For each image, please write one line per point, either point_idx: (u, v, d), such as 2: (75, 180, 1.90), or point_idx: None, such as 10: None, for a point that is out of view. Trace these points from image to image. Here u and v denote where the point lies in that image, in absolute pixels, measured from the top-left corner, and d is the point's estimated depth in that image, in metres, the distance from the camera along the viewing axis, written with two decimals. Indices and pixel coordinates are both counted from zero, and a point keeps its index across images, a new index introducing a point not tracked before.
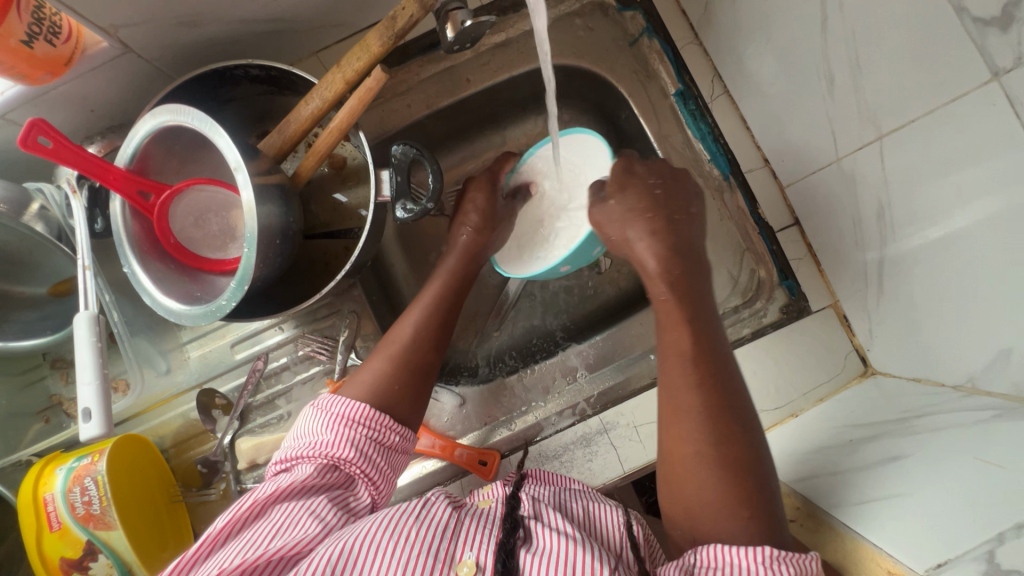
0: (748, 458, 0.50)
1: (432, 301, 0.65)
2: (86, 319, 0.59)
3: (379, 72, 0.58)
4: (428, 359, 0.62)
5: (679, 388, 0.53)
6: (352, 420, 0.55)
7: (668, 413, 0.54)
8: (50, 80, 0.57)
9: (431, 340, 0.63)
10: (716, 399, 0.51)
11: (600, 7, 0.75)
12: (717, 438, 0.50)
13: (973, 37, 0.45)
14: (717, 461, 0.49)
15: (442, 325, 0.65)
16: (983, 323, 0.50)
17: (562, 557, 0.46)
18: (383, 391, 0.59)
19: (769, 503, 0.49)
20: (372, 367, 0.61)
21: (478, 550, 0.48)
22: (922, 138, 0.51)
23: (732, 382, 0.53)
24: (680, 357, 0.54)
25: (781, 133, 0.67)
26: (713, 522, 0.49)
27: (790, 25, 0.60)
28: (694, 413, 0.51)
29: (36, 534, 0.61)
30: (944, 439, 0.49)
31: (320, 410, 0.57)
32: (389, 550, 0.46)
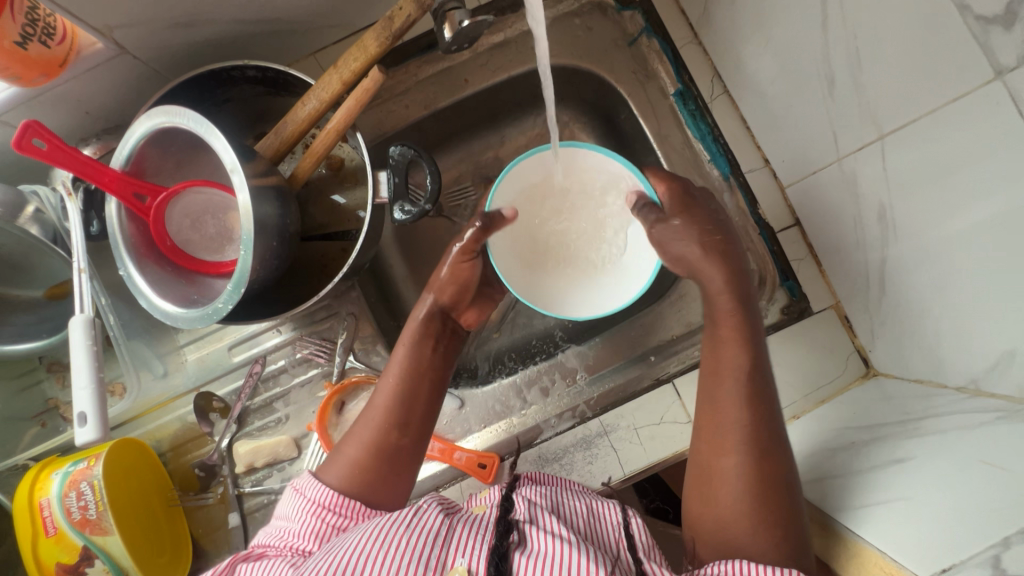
0: (785, 478, 0.51)
1: (403, 379, 0.61)
2: (81, 322, 0.58)
3: (377, 73, 0.58)
4: (401, 438, 0.59)
5: (729, 409, 0.54)
6: (323, 507, 0.53)
7: (711, 432, 0.54)
8: (45, 82, 0.57)
9: (405, 412, 0.59)
10: (762, 426, 0.52)
11: (598, 7, 0.74)
12: (760, 456, 0.51)
13: (975, 35, 0.45)
14: (754, 479, 0.50)
15: (417, 404, 0.60)
16: (986, 324, 0.50)
17: (556, 562, 0.45)
18: (349, 483, 0.56)
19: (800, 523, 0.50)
20: (342, 457, 0.58)
21: (471, 555, 0.47)
22: (924, 137, 0.51)
23: (776, 411, 0.54)
24: (729, 376, 0.55)
25: (781, 133, 0.67)
26: (749, 540, 0.49)
27: (789, 24, 0.60)
28: (743, 433, 0.52)
29: (32, 539, 0.61)
30: (947, 441, 0.48)
31: (295, 492, 0.55)
32: (379, 558, 0.45)
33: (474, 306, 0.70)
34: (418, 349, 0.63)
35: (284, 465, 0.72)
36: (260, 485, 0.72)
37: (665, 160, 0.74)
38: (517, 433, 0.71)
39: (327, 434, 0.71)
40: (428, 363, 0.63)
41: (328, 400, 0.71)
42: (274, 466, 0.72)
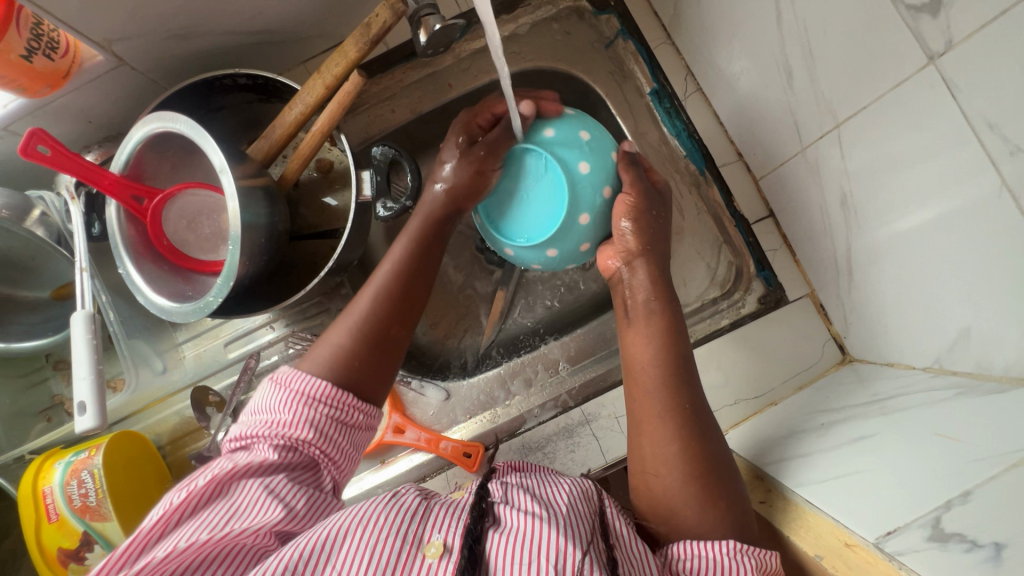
0: (720, 457, 0.54)
1: (401, 266, 0.60)
2: (82, 317, 0.61)
3: (356, 76, 0.61)
4: (397, 328, 0.59)
5: (667, 393, 0.56)
6: (311, 398, 0.52)
7: (644, 423, 0.56)
8: (49, 92, 0.61)
9: (398, 302, 0.59)
10: (688, 406, 0.55)
11: (576, 11, 0.77)
12: (695, 444, 0.54)
13: (906, 21, 0.46)
14: (693, 458, 0.53)
15: (414, 291, 0.60)
16: (944, 305, 0.52)
17: (528, 537, 0.48)
18: (340, 371, 0.55)
19: (738, 497, 0.53)
20: (326, 343, 0.56)
21: (446, 532, 0.49)
22: (875, 125, 0.53)
23: (696, 386, 0.57)
24: (661, 372, 0.57)
25: (751, 126, 0.69)
26: (693, 516, 0.52)
27: (751, 20, 0.62)
28: (666, 420, 0.55)
29: (35, 526, 0.64)
30: (907, 418, 0.50)
31: (279, 384, 0.53)
32: (360, 530, 0.47)
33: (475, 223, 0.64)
34: (415, 245, 0.61)
35: None
36: None
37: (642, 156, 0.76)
38: (501, 423, 0.73)
39: None
40: (425, 257, 0.62)
41: None
42: None
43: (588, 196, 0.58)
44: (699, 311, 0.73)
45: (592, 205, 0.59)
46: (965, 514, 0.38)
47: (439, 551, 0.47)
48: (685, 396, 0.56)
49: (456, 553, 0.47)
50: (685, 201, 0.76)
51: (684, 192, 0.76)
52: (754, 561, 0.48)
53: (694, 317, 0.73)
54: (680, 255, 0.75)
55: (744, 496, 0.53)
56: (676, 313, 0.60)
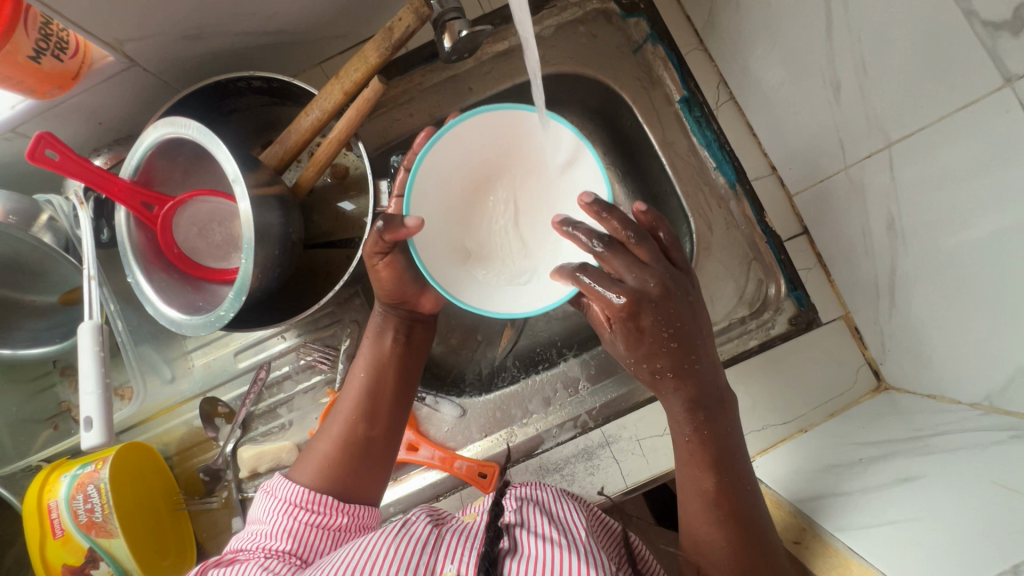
0: (745, 511, 0.52)
1: (371, 370, 0.61)
2: (90, 328, 0.59)
3: (376, 83, 0.58)
4: (369, 431, 0.59)
5: (691, 459, 0.53)
6: (294, 506, 0.53)
7: (685, 503, 0.55)
8: (58, 94, 0.59)
9: (370, 408, 0.60)
10: (722, 483, 0.53)
11: (604, 14, 0.74)
12: (719, 498, 0.52)
13: (983, 41, 0.43)
14: (717, 508, 0.52)
15: (383, 395, 0.61)
16: (1000, 341, 0.48)
17: (546, 566, 0.46)
18: (318, 476, 0.57)
19: (765, 554, 0.51)
20: (314, 456, 0.58)
21: (460, 562, 0.47)
22: (931, 146, 0.49)
23: (733, 453, 0.54)
24: (688, 451, 0.54)
25: (789, 140, 0.65)
26: (720, 563, 0.52)
27: (795, 28, 0.58)
28: (710, 502, 0.53)
29: (40, 541, 0.62)
30: (958, 460, 0.47)
31: (266, 494, 0.55)
32: (370, 564, 0.45)
33: (431, 291, 0.64)
34: (377, 342, 0.62)
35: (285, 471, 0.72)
36: None
37: (670, 167, 0.72)
38: (518, 443, 0.71)
39: None
40: (394, 357, 0.62)
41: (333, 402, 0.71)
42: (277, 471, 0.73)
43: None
44: (727, 330, 0.69)
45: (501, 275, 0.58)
46: None
47: None
48: (713, 460, 0.53)
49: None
50: (713, 218, 0.71)
51: (712, 209, 0.71)
52: None
53: (720, 337, 0.69)
54: (707, 272, 0.71)
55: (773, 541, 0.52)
56: (714, 400, 0.53)
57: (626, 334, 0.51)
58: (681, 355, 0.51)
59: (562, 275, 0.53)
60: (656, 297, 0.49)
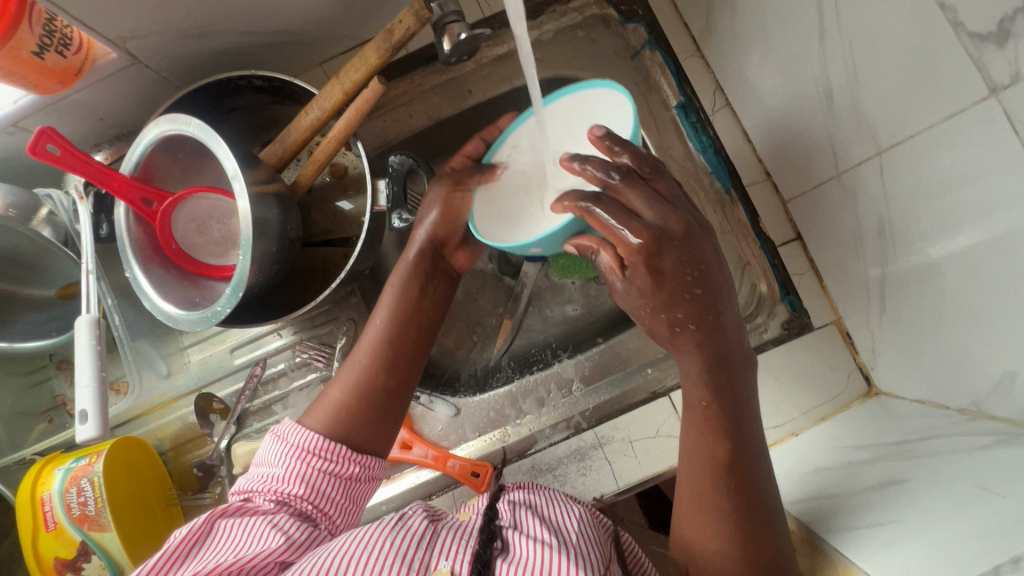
0: (759, 482, 0.50)
1: (394, 321, 0.60)
2: (86, 322, 0.59)
3: (376, 83, 0.58)
4: (389, 380, 0.58)
5: (710, 414, 0.51)
6: (307, 452, 0.53)
7: (689, 464, 0.52)
8: (61, 89, 0.59)
9: (392, 357, 0.59)
10: (737, 445, 0.51)
11: (602, 19, 0.75)
12: (735, 462, 0.50)
13: (971, 53, 0.44)
14: (734, 471, 0.50)
15: (406, 346, 0.60)
16: (988, 347, 0.49)
17: (537, 566, 0.46)
18: (333, 420, 0.55)
19: (774, 533, 0.49)
20: (327, 398, 0.57)
21: (454, 558, 0.47)
22: (920, 154, 0.50)
23: (750, 420, 0.52)
24: (703, 410, 0.52)
25: (783, 146, 0.66)
26: (719, 526, 0.49)
27: (789, 36, 0.59)
28: (718, 466, 0.50)
29: (33, 534, 0.62)
30: (944, 464, 0.47)
31: (277, 438, 0.55)
32: (364, 556, 0.45)
33: (465, 249, 0.67)
34: (407, 291, 0.62)
35: None
36: None
37: (666, 172, 0.73)
38: (511, 443, 0.72)
39: None
40: (420, 310, 0.62)
41: None
42: None
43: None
44: None
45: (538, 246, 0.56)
46: None
47: None
48: (733, 420, 0.51)
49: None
50: (708, 220, 0.72)
51: (708, 209, 0.72)
52: None
53: None
54: None
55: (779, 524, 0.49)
56: (732, 357, 0.53)
57: (644, 279, 0.51)
58: (701, 304, 0.51)
59: (568, 206, 0.52)
60: (678, 236, 0.50)
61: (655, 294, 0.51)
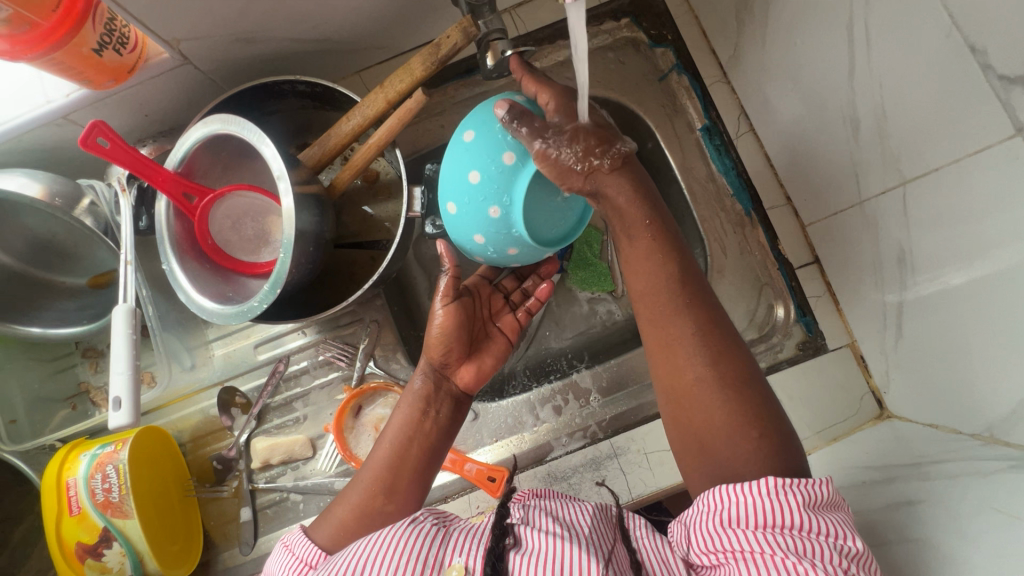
0: (731, 350, 0.52)
1: (398, 440, 0.59)
2: (124, 312, 0.61)
3: (420, 94, 0.61)
4: (387, 503, 0.57)
5: (661, 293, 0.55)
6: (305, 565, 0.52)
7: (660, 349, 0.54)
8: (113, 86, 0.61)
9: (391, 479, 0.57)
10: (700, 313, 0.53)
11: (632, 43, 0.78)
12: (701, 340, 0.53)
13: (997, 93, 0.47)
14: (702, 342, 0.52)
15: (407, 465, 0.58)
16: (1005, 373, 0.51)
17: (550, 558, 0.47)
18: (337, 540, 0.55)
19: (754, 382, 0.51)
20: (332, 514, 0.57)
21: (467, 555, 0.49)
22: (944, 185, 0.52)
23: (700, 282, 0.55)
24: (648, 245, 0.56)
25: (805, 171, 0.68)
26: (702, 396, 0.51)
27: (817, 67, 0.62)
28: (685, 333, 0.53)
29: (57, 518, 0.63)
30: (957, 486, 0.49)
31: (284, 545, 0.55)
32: (379, 559, 0.47)
33: (468, 364, 0.63)
34: (410, 414, 0.60)
35: (298, 464, 0.74)
36: (273, 482, 0.74)
37: (688, 191, 0.76)
38: (527, 449, 0.73)
39: (343, 436, 0.73)
40: (423, 432, 0.60)
41: (347, 404, 0.74)
42: (289, 464, 0.74)
43: (503, 241, 0.56)
44: None
45: (505, 142, 0.53)
46: None
47: None
48: (678, 283, 0.55)
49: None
50: (727, 240, 0.75)
51: (727, 232, 0.75)
52: (801, 497, 0.44)
53: None
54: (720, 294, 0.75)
55: (756, 375, 0.52)
56: (665, 211, 0.58)
57: (558, 112, 0.55)
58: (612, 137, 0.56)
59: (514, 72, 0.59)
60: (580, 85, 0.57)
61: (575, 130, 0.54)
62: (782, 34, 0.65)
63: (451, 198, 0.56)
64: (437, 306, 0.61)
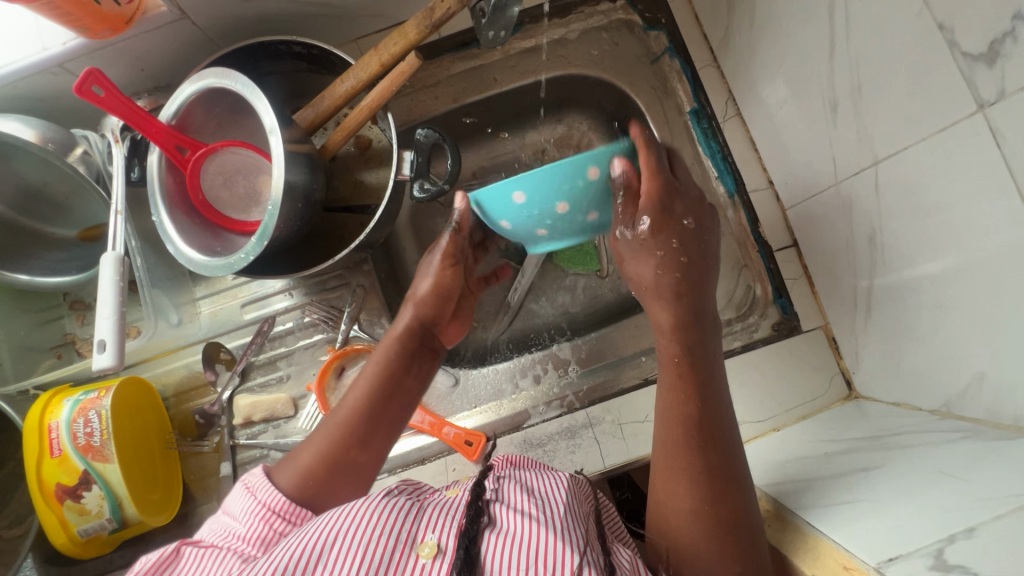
0: (739, 500, 0.51)
1: (376, 391, 0.60)
2: (113, 258, 0.62)
3: (413, 58, 0.62)
4: (360, 452, 0.58)
5: (681, 429, 0.54)
6: (271, 513, 0.52)
7: (664, 470, 0.54)
8: (110, 36, 0.62)
9: (365, 429, 0.58)
10: (716, 453, 0.53)
11: (626, 24, 0.79)
12: (709, 479, 0.52)
13: (961, 72, 0.47)
14: (709, 482, 0.52)
15: (384, 415, 0.59)
16: (961, 350, 0.52)
17: (524, 538, 0.47)
18: (304, 483, 0.55)
19: (752, 528, 0.51)
20: (302, 455, 0.57)
21: (440, 532, 0.49)
22: (912, 165, 0.54)
23: (729, 427, 0.55)
24: (676, 372, 0.56)
25: (787, 155, 0.70)
26: (696, 532, 0.51)
27: (801, 51, 0.63)
28: (697, 471, 0.52)
29: (38, 458, 0.64)
30: (912, 455, 0.50)
31: (246, 488, 0.54)
32: (354, 529, 0.47)
33: (455, 323, 0.67)
34: (393, 366, 0.61)
35: (279, 422, 0.75)
36: (255, 439, 0.75)
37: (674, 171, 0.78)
38: (505, 416, 0.74)
39: (325, 396, 0.75)
40: (403, 385, 0.61)
41: (329, 364, 0.75)
42: (270, 422, 0.75)
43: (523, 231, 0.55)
44: None
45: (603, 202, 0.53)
46: (967, 547, 0.37)
47: (432, 552, 0.47)
48: (702, 427, 0.54)
49: (450, 553, 0.47)
50: None
51: None
52: None
53: None
54: None
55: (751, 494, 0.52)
56: (707, 355, 0.57)
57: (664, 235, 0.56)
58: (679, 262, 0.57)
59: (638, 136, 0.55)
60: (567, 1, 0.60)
61: (681, 271, 0.57)
62: (771, 20, 0.67)
63: (520, 188, 0.50)
64: (436, 259, 0.64)
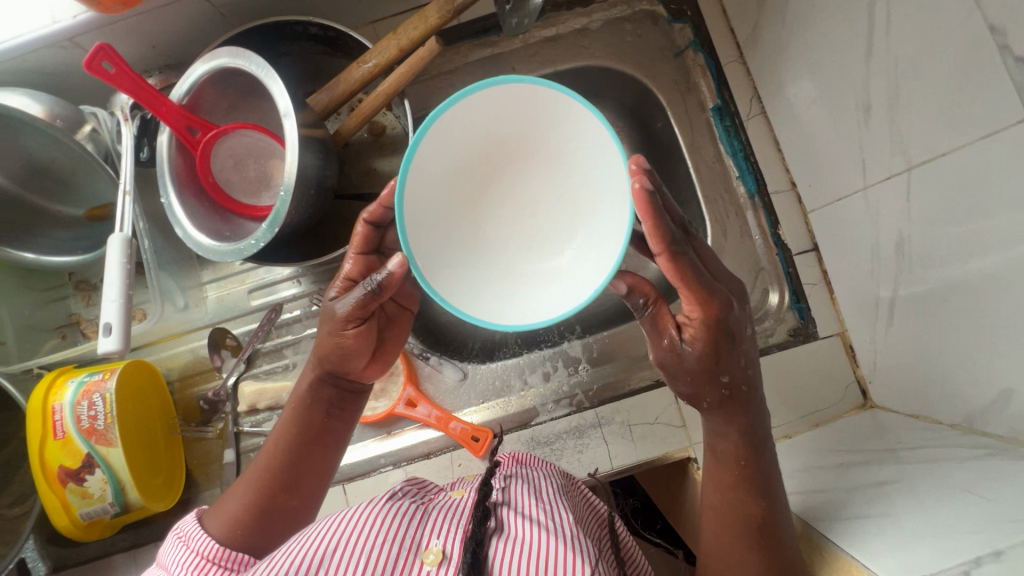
0: None
1: (296, 440, 0.58)
2: (120, 240, 0.60)
3: (433, 44, 0.61)
4: (288, 498, 0.57)
5: (737, 536, 0.52)
6: (205, 561, 0.50)
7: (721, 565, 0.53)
8: (122, 11, 0.60)
9: (289, 478, 0.57)
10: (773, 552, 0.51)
11: (650, 16, 0.77)
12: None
13: (1011, 74, 0.45)
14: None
15: (309, 462, 0.58)
16: (986, 365, 0.51)
17: (531, 546, 0.47)
18: (235, 533, 0.54)
19: None
20: (230, 505, 0.56)
21: (445, 539, 0.48)
22: (947, 172, 0.52)
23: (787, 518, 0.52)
24: (732, 477, 0.53)
25: (813, 157, 0.68)
26: None
27: (833, 49, 0.61)
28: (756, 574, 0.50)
29: (41, 440, 0.63)
30: (933, 470, 0.49)
31: (179, 540, 0.53)
32: (355, 537, 0.46)
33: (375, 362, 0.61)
34: (311, 413, 0.58)
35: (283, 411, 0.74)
36: (259, 427, 0.74)
37: (694, 170, 0.76)
38: (513, 412, 0.73)
39: None
40: (324, 429, 0.59)
41: None
42: (275, 410, 0.74)
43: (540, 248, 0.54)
44: None
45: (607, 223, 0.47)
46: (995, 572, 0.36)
47: (437, 560, 0.46)
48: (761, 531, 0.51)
49: (455, 560, 0.46)
50: (729, 223, 0.75)
51: (729, 214, 0.75)
52: None
53: None
54: None
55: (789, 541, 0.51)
56: (765, 454, 0.53)
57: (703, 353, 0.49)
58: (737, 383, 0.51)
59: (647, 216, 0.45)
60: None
61: (729, 396, 0.51)
62: (804, 15, 0.64)
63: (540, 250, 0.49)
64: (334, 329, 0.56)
